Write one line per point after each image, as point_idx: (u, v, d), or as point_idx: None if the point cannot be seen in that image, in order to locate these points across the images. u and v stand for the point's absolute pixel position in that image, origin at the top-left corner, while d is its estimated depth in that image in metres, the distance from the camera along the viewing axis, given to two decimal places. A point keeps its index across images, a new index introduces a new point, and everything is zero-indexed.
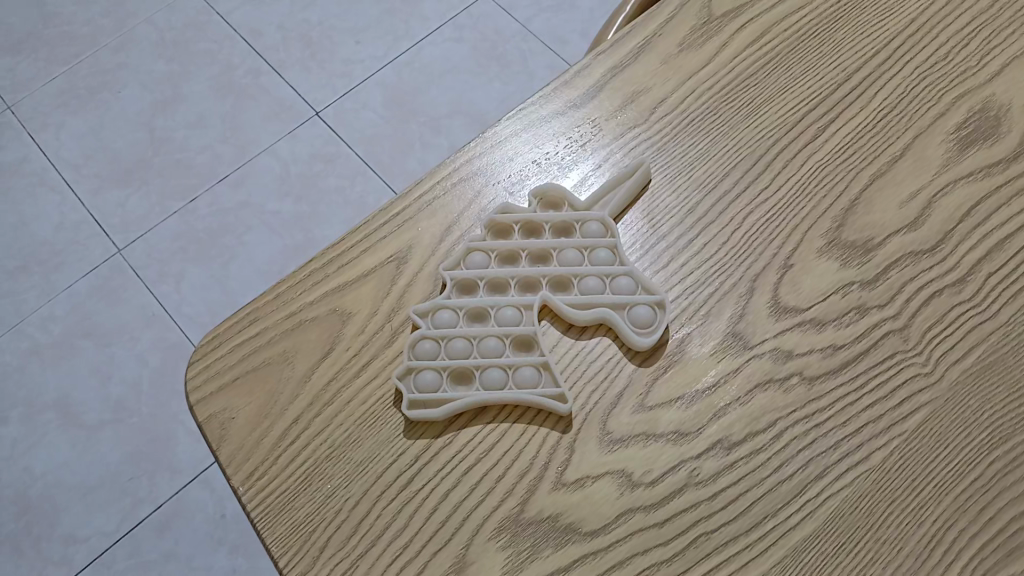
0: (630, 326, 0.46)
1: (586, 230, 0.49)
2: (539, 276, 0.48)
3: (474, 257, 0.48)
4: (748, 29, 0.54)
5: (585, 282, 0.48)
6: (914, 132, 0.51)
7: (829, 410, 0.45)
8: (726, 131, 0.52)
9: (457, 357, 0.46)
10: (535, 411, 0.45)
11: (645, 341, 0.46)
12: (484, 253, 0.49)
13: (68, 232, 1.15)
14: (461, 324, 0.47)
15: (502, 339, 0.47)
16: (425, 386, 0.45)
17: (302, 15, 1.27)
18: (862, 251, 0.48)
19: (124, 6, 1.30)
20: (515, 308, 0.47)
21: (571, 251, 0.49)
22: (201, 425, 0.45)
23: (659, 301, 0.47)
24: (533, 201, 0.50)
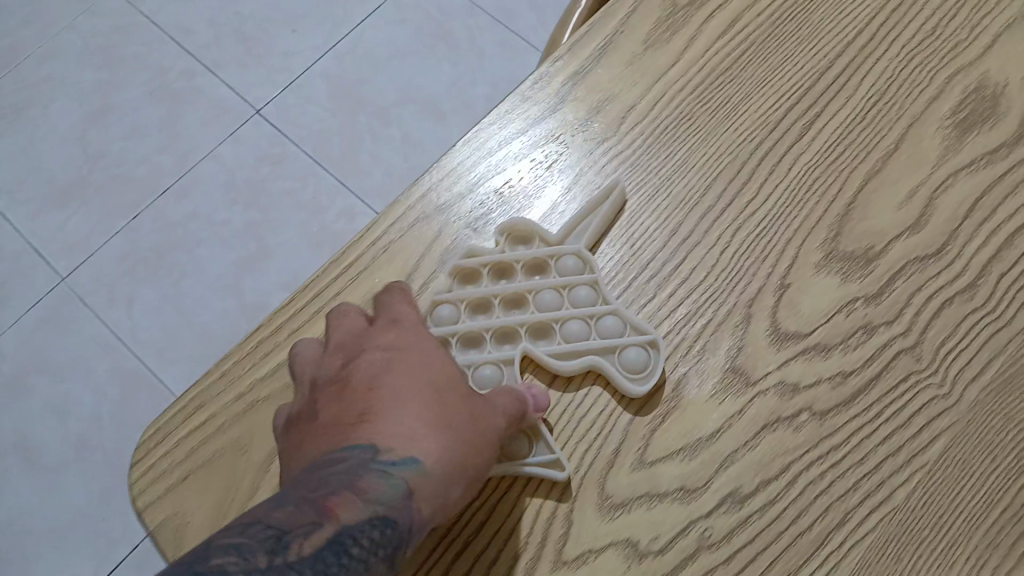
0: (622, 373, 0.42)
1: (559, 264, 0.45)
2: (516, 325, 0.44)
3: (439, 309, 0.43)
4: (716, 19, 0.49)
5: (568, 326, 0.44)
6: (907, 121, 0.47)
7: (844, 447, 0.41)
8: (702, 137, 0.47)
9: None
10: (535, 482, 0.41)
11: (641, 390, 0.42)
12: (451, 302, 0.44)
13: (8, 262, 1.08)
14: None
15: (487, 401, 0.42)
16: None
17: (233, 7, 1.19)
18: (863, 262, 0.44)
19: (42, 11, 1.21)
20: (494, 365, 0.43)
21: (546, 291, 0.44)
22: (151, 533, 0.40)
23: (650, 342, 0.43)
24: (495, 239, 0.45)
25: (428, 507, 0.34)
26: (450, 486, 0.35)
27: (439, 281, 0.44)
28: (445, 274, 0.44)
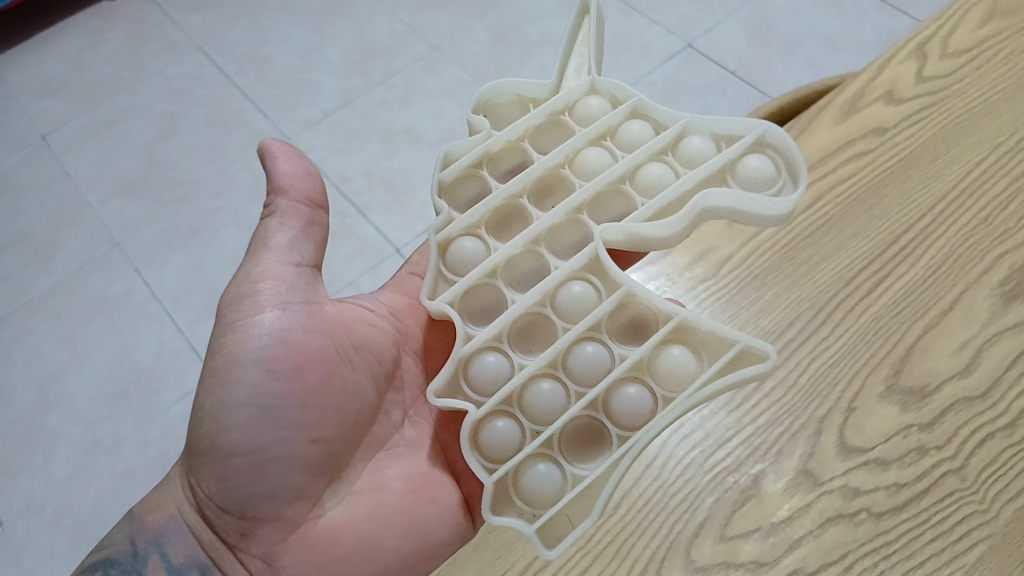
0: (742, 186, 0.49)
1: (580, 115, 0.54)
2: (576, 214, 0.51)
3: (462, 249, 0.49)
4: (803, 197, 0.61)
5: (651, 177, 0.51)
6: (961, 287, 0.57)
7: (895, 544, 0.49)
8: (788, 286, 0.58)
9: (538, 417, 0.46)
10: (664, 388, 0.46)
11: (787, 202, 0.48)
12: (475, 232, 0.51)
13: (167, 359, 1.09)
14: (506, 364, 0.47)
15: (584, 342, 0.47)
16: (527, 489, 0.44)
17: (387, 161, 1.21)
18: (919, 396, 0.53)
19: (226, 143, 1.27)
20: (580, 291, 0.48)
21: (595, 151, 0.52)
22: None
23: (760, 132, 0.50)
24: (472, 138, 0.53)
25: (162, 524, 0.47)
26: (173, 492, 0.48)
27: (444, 222, 0.50)
28: (439, 209, 0.50)
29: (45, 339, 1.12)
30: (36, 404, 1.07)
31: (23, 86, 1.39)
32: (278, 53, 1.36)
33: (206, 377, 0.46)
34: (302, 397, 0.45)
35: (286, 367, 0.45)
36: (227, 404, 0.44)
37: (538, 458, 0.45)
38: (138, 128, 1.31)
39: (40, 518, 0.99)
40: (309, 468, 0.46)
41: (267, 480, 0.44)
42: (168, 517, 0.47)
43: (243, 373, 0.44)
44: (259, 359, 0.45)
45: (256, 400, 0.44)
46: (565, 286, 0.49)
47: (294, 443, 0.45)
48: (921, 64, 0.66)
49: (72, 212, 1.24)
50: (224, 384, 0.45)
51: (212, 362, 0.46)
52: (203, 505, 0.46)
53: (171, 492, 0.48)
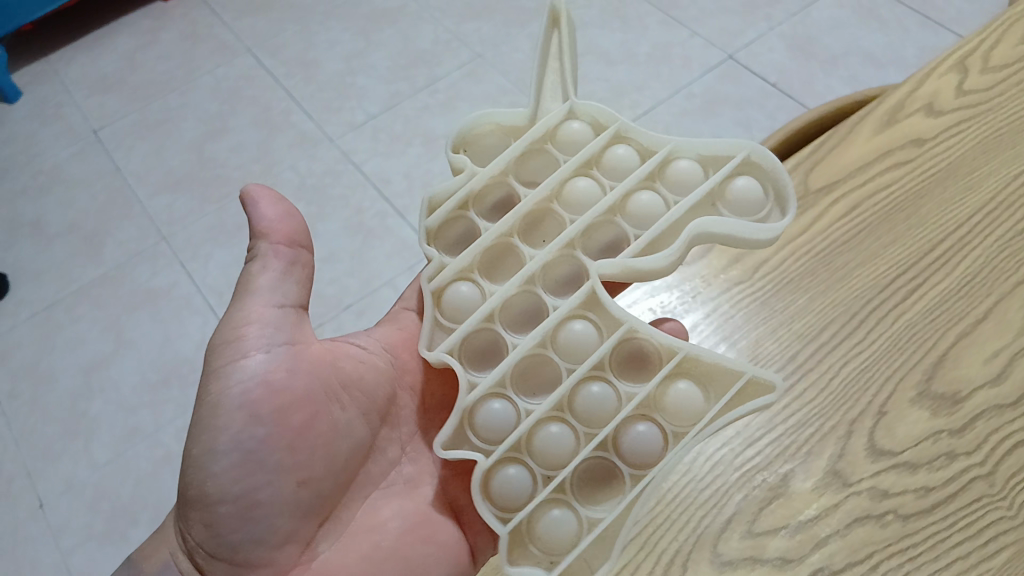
0: (733, 210, 0.51)
1: (564, 144, 0.54)
2: (570, 248, 0.51)
3: (457, 294, 0.50)
4: (840, 205, 0.62)
5: (640, 201, 0.51)
6: (995, 297, 0.57)
7: (922, 546, 0.49)
8: (823, 291, 0.59)
9: (549, 461, 0.47)
10: (673, 424, 0.48)
11: (779, 222, 0.49)
12: (469, 275, 0.52)
13: None
14: (512, 411, 0.48)
15: (590, 381, 0.48)
16: (544, 537, 0.45)
17: (426, 165, 1.23)
18: (951, 402, 0.54)
19: (271, 143, 1.30)
20: (582, 331, 0.49)
21: (583, 181, 0.53)
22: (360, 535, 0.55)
23: (747, 152, 0.51)
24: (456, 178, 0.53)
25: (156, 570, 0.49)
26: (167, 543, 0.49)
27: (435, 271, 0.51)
28: (430, 255, 0.51)
29: (90, 328, 1.15)
30: (81, 390, 1.10)
31: (79, 83, 1.43)
32: (325, 57, 1.39)
33: (194, 423, 0.47)
34: (285, 440, 0.47)
35: (268, 411, 0.46)
36: (210, 450, 0.45)
37: (552, 503, 0.46)
38: (187, 126, 1.35)
39: (79, 500, 1.02)
40: (295, 510, 0.47)
41: (252, 526, 0.46)
42: (163, 562, 0.49)
43: (228, 420, 0.46)
44: (244, 406, 0.46)
45: (241, 445, 0.45)
46: (565, 324, 0.49)
47: (281, 488, 0.46)
48: (962, 77, 0.66)
49: (122, 206, 1.27)
50: (211, 432, 0.46)
51: (200, 409, 0.47)
52: (192, 555, 0.47)
53: (163, 543, 0.49)
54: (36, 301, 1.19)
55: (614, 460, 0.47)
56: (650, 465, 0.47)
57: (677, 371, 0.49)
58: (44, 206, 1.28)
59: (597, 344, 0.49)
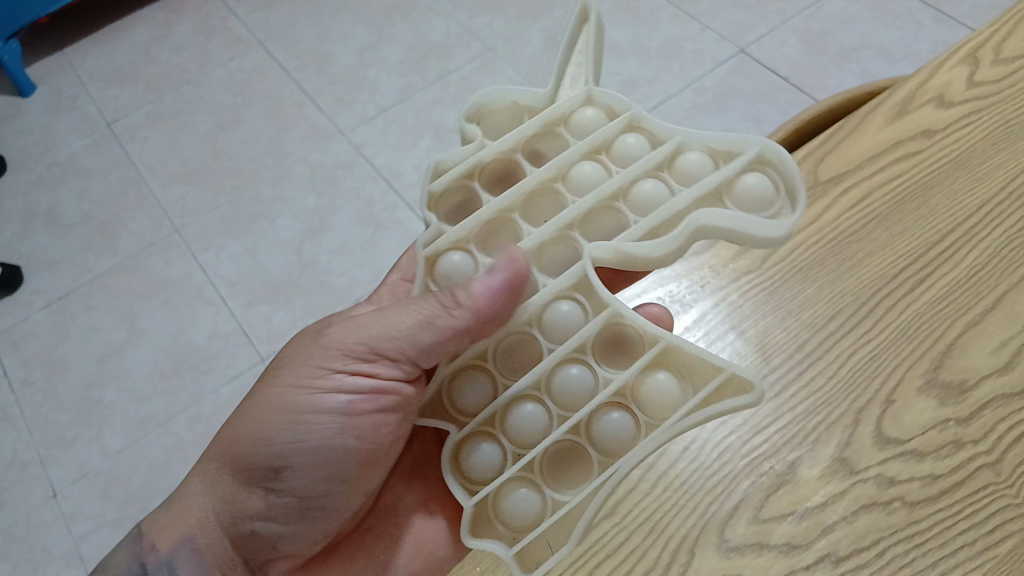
0: (737, 206, 0.50)
1: (576, 126, 0.54)
2: (566, 231, 0.51)
3: (450, 262, 0.50)
4: (849, 195, 0.62)
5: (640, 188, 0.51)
6: (1004, 288, 0.58)
7: (928, 533, 0.50)
8: (831, 281, 0.59)
9: (520, 440, 0.47)
10: (647, 413, 0.47)
11: (779, 223, 0.48)
12: (463, 245, 0.51)
13: (219, 340, 1.12)
14: (489, 387, 0.49)
15: (571, 364, 0.48)
16: (507, 513, 0.46)
17: (437, 158, 1.24)
18: (958, 391, 0.54)
19: (283, 135, 1.31)
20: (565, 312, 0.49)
21: (588, 164, 0.53)
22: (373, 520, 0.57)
23: (760, 149, 0.50)
24: (464, 149, 0.53)
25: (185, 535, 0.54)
26: (198, 504, 0.54)
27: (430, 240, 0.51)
28: (428, 222, 0.51)
29: (104, 318, 1.16)
30: (95, 379, 1.12)
31: (94, 76, 1.44)
32: (338, 51, 1.40)
33: (274, 406, 0.50)
34: (365, 454, 0.51)
35: (366, 428, 0.51)
36: (292, 448, 0.50)
37: (518, 481, 0.47)
38: (201, 118, 1.36)
39: (92, 487, 1.03)
40: (347, 514, 0.55)
41: (310, 522, 0.53)
42: (187, 531, 0.54)
43: (324, 425, 0.50)
44: (347, 414, 0.50)
45: (327, 449, 0.50)
46: (552, 304, 0.50)
47: (349, 498, 0.53)
48: (973, 69, 0.66)
49: (135, 197, 1.28)
50: (294, 425, 0.50)
51: (287, 395, 0.50)
52: (235, 526, 0.53)
53: (194, 506, 0.54)
54: (50, 290, 1.20)
55: (584, 444, 0.47)
56: (619, 452, 0.46)
57: (659, 361, 0.48)
58: (59, 197, 1.30)
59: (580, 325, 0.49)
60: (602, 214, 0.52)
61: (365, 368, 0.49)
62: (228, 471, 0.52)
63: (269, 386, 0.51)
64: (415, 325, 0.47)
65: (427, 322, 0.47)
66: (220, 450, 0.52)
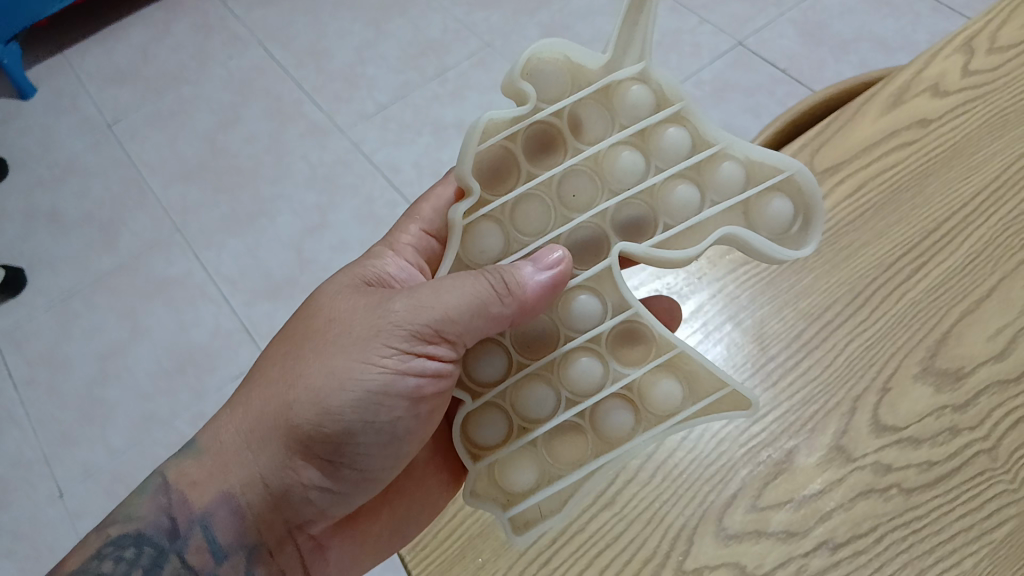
0: (763, 228, 0.48)
1: (626, 103, 0.48)
2: (597, 220, 0.49)
3: (481, 239, 0.48)
4: (846, 184, 0.62)
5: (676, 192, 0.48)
6: (1000, 275, 0.58)
7: (925, 519, 0.50)
8: (828, 270, 0.60)
9: (528, 415, 0.48)
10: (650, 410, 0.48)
11: (802, 255, 0.47)
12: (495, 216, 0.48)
13: (221, 338, 1.13)
14: (504, 362, 0.49)
15: (583, 353, 0.48)
16: (506, 479, 0.48)
17: (435, 153, 1.24)
18: (954, 378, 0.54)
19: (282, 133, 1.31)
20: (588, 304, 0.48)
21: (629, 152, 0.49)
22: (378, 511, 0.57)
23: (793, 172, 0.47)
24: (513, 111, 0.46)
25: (224, 495, 0.49)
26: (243, 467, 0.49)
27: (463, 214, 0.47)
28: (469, 190, 0.46)
29: (107, 317, 1.17)
30: (98, 378, 1.12)
31: (93, 75, 1.45)
32: (335, 47, 1.40)
33: (341, 382, 0.47)
34: (417, 431, 0.51)
35: (424, 407, 0.49)
36: (361, 427, 0.48)
37: (521, 454, 0.48)
38: (200, 117, 1.36)
39: (97, 485, 1.03)
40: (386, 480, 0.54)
41: (358, 490, 0.52)
42: (227, 491, 0.49)
43: (393, 405, 0.48)
44: (415, 398, 0.48)
45: (388, 424, 0.49)
46: (572, 294, 0.48)
47: (396, 467, 0.53)
48: (968, 58, 0.66)
49: (136, 197, 1.29)
50: (362, 400, 0.47)
51: (354, 372, 0.47)
52: (284, 493, 0.50)
53: (239, 470, 0.49)
54: (52, 290, 1.21)
55: (586, 428, 0.49)
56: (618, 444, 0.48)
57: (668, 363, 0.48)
58: (60, 198, 1.30)
59: (599, 319, 0.48)
60: (631, 205, 0.49)
61: (432, 350, 0.46)
62: (281, 440, 0.48)
63: (329, 356, 0.47)
64: (472, 310, 0.45)
65: (489, 310, 0.45)
66: (273, 415, 0.48)
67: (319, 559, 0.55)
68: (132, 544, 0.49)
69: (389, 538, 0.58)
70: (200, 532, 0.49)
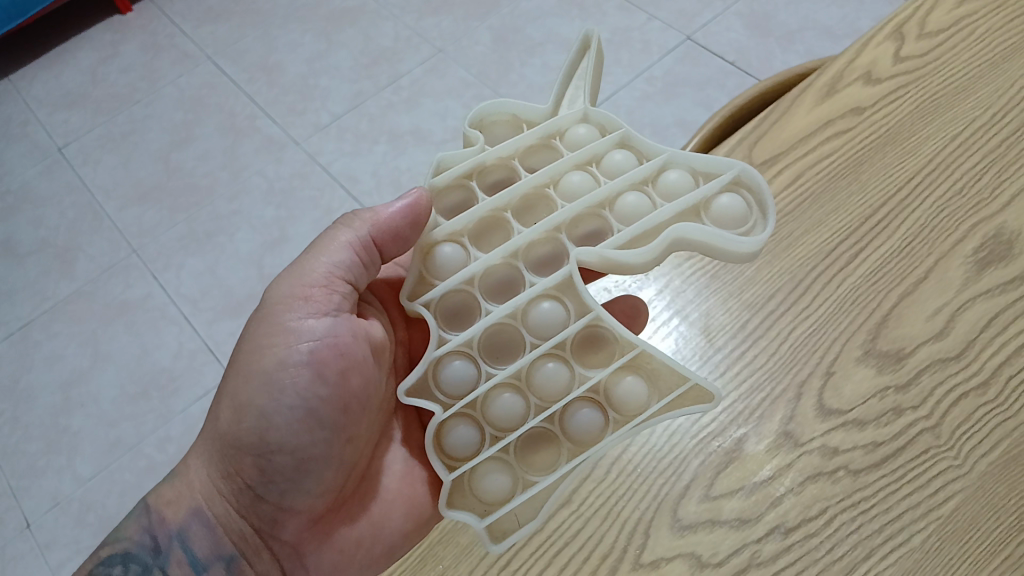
0: (714, 223, 0.49)
1: (570, 141, 0.53)
2: (554, 231, 0.50)
3: (442, 254, 0.50)
4: (784, 175, 0.63)
5: (626, 199, 0.50)
6: (936, 256, 0.59)
7: (873, 498, 0.51)
8: (771, 260, 0.61)
9: (500, 424, 0.48)
10: (617, 411, 0.48)
11: (756, 240, 0.47)
12: (457, 239, 0.51)
13: (184, 359, 1.12)
14: (474, 370, 0.48)
15: (548, 360, 0.49)
16: (482, 490, 0.46)
17: (393, 162, 1.24)
18: (895, 359, 0.56)
19: (236, 150, 1.30)
20: (549, 307, 0.48)
21: (578, 173, 0.52)
22: None
23: (739, 171, 0.50)
24: (467, 150, 0.53)
25: (193, 509, 0.52)
26: (201, 481, 0.52)
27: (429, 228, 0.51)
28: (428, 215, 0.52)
29: (68, 344, 1.16)
30: (59, 406, 1.11)
31: (42, 100, 1.43)
32: (287, 60, 1.40)
33: (246, 373, 0.50)
34: (340, 401, 0.50)
35: (335, 373, 0.50)
36: (275, 407, 0.49)
37: (494, 463, 0.47)
38: (152, 137, 1.35)
39: (65, 514, 1.02)
40: (339, 465, 0.51)
41: (303, 477, 0.50)
42: (194, 507, 0.52)
43: (296, 376, 0.49)
44: (314, 364, 0.49)
45: (298, 395, 0.49)
46: (534, 302, 0.49)
47: (333, 445, 0.50)
48: (899, 45, 0.68)
49: (91, 221, 1.27)
50: (263, 376, 0.49)
51: (255, 361, 0.50)
52: (239, 499, 0.51)
53: (197, 484, 0.52)
54: (11, 320, 1.19)
55: (558, 432, 0.49)
56: (589, 446, 0.48)
57: (629, 365, 0.49)
58: (14, 225, 1.29)
59: (562, 324, 0.48)
60: (587, 220, 0.51)
61: (315, 305, 0.50)
62: (221, 448, 0.51)
63: (234, 363, 0.51)
64: (333, 250, 0.52)
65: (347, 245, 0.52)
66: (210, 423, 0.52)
67: (300, 567, 0.53)
68: (120, 562, 0.52)
69: (370, 546, 0.54)
70: (179, 546, 0.52)
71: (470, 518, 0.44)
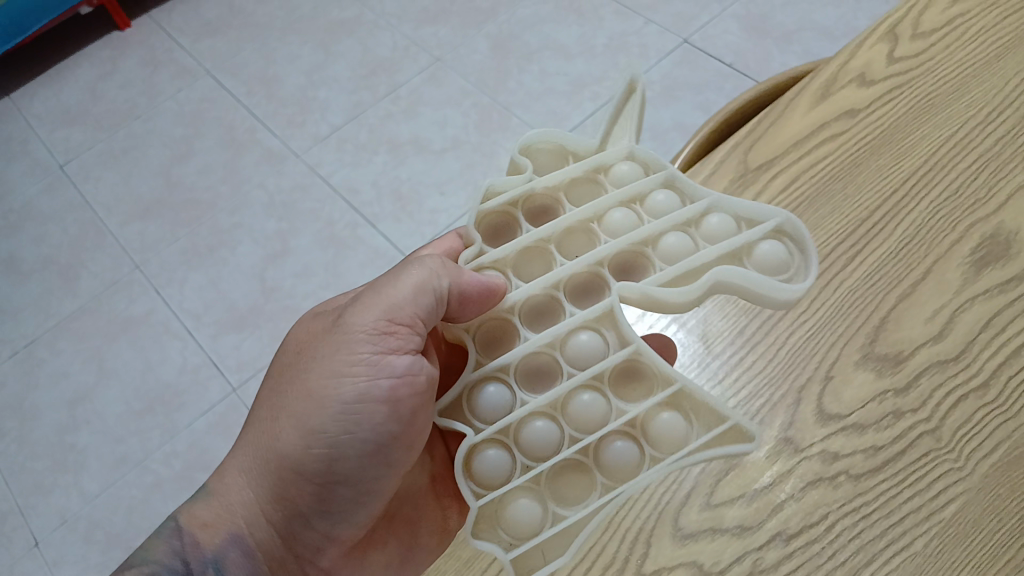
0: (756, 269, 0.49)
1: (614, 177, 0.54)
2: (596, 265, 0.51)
3: None
4: (779, 179, 0.63)
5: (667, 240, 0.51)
6: (933, 258, 0.59)
7: (875, 503, 0.51)
8: None
9: (532, 452, 0.47)
10: (653, 448, 0.47)
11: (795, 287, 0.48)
12: (500, 267, 0.52)
13: (189, 374, 1.12)
14: (509, 395, 0.48)
15: (584, 391, 0.48)
16: (511, 520, 0.45)
17: (394, 172, 1.24)
18: (894, 362, 0.56)
19: (237, 163, 1.31)
20: (590, 339, 0.49)
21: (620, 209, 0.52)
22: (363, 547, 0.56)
23: (782, 220, 0.50)
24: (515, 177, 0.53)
25: (234, 533, 0.51)
26: (243, 505, 0.51)
27: (472, 252, 0.52)
28: (472, 240, 0.52)
29: (72, 361, 1.16)
30: (65, 424, 1.11)
31: (44, 118, 1.44)
32: (285, 73, 1.40)
33: (319, 398, 0.48)
34: (407, 436, 0.50)
35: (407, 410, 0.49)
36: (348, 439, 0.48)
37: (523, 491, 0.47)
38: (153, 153, 1.35)
39: (73, 532, 1.02)
40: (386, 497, 0.54)
41: (357, 508, 0.52)
42: (233, 532, 0.51)
43: (374, 411, 0.48)
44: (391, 401, 0.48)
45: (373, 430, 0.49)
46: (573, 332, 0.50)
47: (388, 480, 0.52)
48: (892, 46, 0.68)
49: (93, 237, 1.28)
50: (339, 406, 0.48)
51: (324, 384, 0.48)
52: (285, 524, 0.51)
53: (240, 509, 0.51)
54: (16, 338, 1.20)
55: (591, 465, 0.48)
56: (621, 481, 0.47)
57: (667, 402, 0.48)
58: (17, 244, 1.29)
59: (602, 354, 0.49)
60: (625, 254, 0.52)
61: (394, 341, 0.49)
62: (273, 475, 0.50)
63: (304, 379, 0.49)
64: (418, 289, 0.49)
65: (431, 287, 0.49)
66: (262, 438, 0.50)
67: None
68: None
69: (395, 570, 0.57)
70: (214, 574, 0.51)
71: (497, 548, 0.44)
